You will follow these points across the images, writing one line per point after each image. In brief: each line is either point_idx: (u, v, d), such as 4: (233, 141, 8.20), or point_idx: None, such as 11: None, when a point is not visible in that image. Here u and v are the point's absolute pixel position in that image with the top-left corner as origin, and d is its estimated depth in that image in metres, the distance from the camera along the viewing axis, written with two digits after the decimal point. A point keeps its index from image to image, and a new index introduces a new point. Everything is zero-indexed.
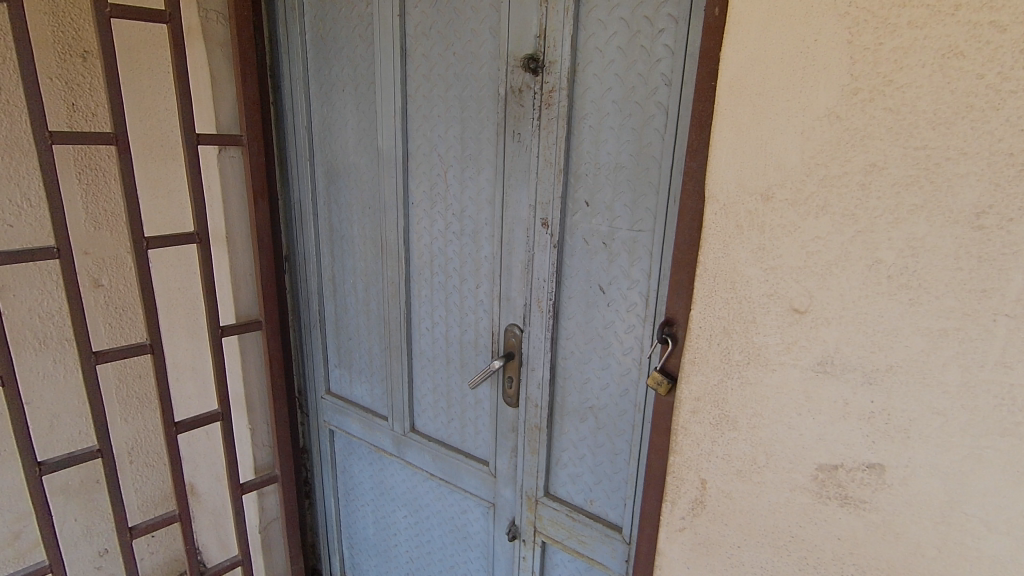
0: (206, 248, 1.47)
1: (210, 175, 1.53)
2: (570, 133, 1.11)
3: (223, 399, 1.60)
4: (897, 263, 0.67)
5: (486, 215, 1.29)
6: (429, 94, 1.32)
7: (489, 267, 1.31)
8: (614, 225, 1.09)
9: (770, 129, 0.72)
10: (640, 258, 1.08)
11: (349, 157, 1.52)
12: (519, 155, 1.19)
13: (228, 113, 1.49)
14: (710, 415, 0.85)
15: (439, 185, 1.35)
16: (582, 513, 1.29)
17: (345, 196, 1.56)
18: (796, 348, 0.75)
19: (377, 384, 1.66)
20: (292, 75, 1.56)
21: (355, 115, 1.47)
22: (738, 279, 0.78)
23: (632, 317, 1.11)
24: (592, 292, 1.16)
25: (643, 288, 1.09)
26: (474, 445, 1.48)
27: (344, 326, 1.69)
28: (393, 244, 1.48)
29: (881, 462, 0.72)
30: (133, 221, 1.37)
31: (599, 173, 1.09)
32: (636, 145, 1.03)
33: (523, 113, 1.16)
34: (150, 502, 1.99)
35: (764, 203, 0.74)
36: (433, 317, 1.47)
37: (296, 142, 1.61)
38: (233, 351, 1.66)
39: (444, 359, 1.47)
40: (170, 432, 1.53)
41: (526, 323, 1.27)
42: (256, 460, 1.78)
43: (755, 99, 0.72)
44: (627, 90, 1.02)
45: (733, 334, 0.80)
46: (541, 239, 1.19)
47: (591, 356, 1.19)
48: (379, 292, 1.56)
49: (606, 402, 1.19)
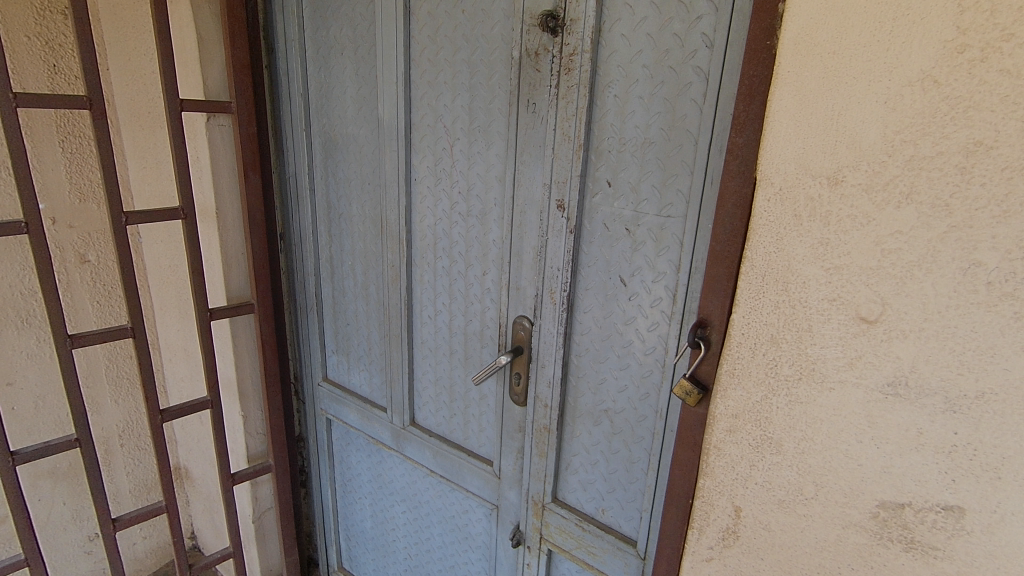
0: (191, 225, 1.36)
1: (198, 146, 1.41)
2: (592, 104, 0.98)
3: (212, 385, 1.51)
4: (1001, 267, 0.54)
5: (495, 194, 1.16)
6: (435, 59, 1.18)
7: (498, 251, 1.19)
8: (639, 208, 0.97)
9: (846, 96, 0.57)
10: (668, 247, 0.95)
11: (348, 127, 1.39)
12: (534, 128, 1.06)
13: (217, 78, 1.36)
14: (750, 435, 0.73)
15: (445, 160, 1.23)
16: (593, 523, 1.19)
17: (343, 170, 1.44)
18: (861, 364, 0.63)
19: (375, 373, 1.56)
20: (286, 36, 1.42)
21: (355, 81, 1.34)
22: (793, 280, 0.65)
23: (656, 314, 0.99)
24: (612, 284, 1.03)
25: (670, 281, 0.96)
26: (477, 443, 1.38)
27: (342, 310, 1.59)
28: (394, 225, 1.36)
29: (961, 504, 0.60)
30: (111, 194, 1.27)
31: (624, 150, 0.96)
32: (669, 117, 0.90)
33: (540, 79, 1.02)
34: (143, 485, 1.93)
35: (832, 187, 0.60)
36: (436, 305, 1.35)
37: (292, 111, 1.48)
38: (224, 334, 1.56)
39: (446, 350, 1.37)
40: (155, 420, 1.44)
41: (537, 316, 1.15)
42: (249, 448, 1.69)
43: (828, 58, 0.58)
44: (660, 52, 0.89)
45: (782, 345, 0.67)
46: (556, 223, 1.07)
47: (609, 355, 1.08)
48: (379, 276, 1.45)
49: (622, 406, 1.08)
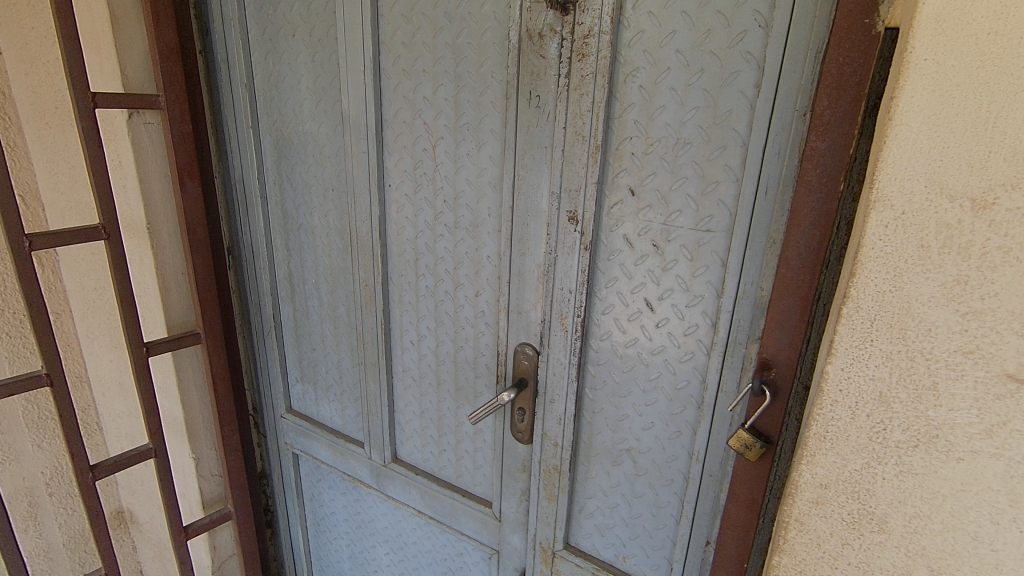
0: (117, 247, 1.12)
1: (120, 150, 1.17)
2: (611, 96, 0.81)
3: (155, 431, 1.28)
4: None
5: (490, 203, 0.99)
6: (410, 43, 0.99)
7: (494, 269, 1.02)
8: (671, 221, 0.81)
9: (1011, 93, 0.43)
10: (708, 267, 0.80)
11: (305, 124, 1.18)
12: (537, 126, 0.88)
13: (139, 66, 1.11)
14: (843, 510, 0.59)
15: (425, 163, 1.04)
16: (612, 572, 1.05)
17: (301, 173, 1.23)
18: (1003, 433, 0.50)
19: (348, 405, 1.37)
20: (223, 13, 1.18)
21: (311, 69, 1.12)
22: (914, 326, 0.51)
23: (691, 343, 0.85)
24: (636, 309, 0.88)
25: (709, 306, 0.81)
26: (472, 482, 1.22)
27: (306, 333, 1.38)
28: (366, 238, 1.16)
29: None
30: (9, 214, 1.02)
31: (651, 153, 0.80)
32: (710, 114, 0.75)
33: (545, 67, 0.85)
34: (79, 537, 1.67)
35: (978, 211, 0.46)
36: (419, 330, 1.17)
37: (234, 105, 1.24)
38: (166, 368, 1.33)
39: (433, 380, 1.19)
40: (85, 479, 1.20)
41: (543, 345, 0.99)
42: (204, 494, 1.47)
43: (988, 41, 0.43)
44: (700, 34, 0.73)
45: (894, 406, 0.54)
46: (567, 238, 0.90)
47: (631, 388, 0.93)
48: (349, 296, 1.25)
49: (648, 445, 0.94)
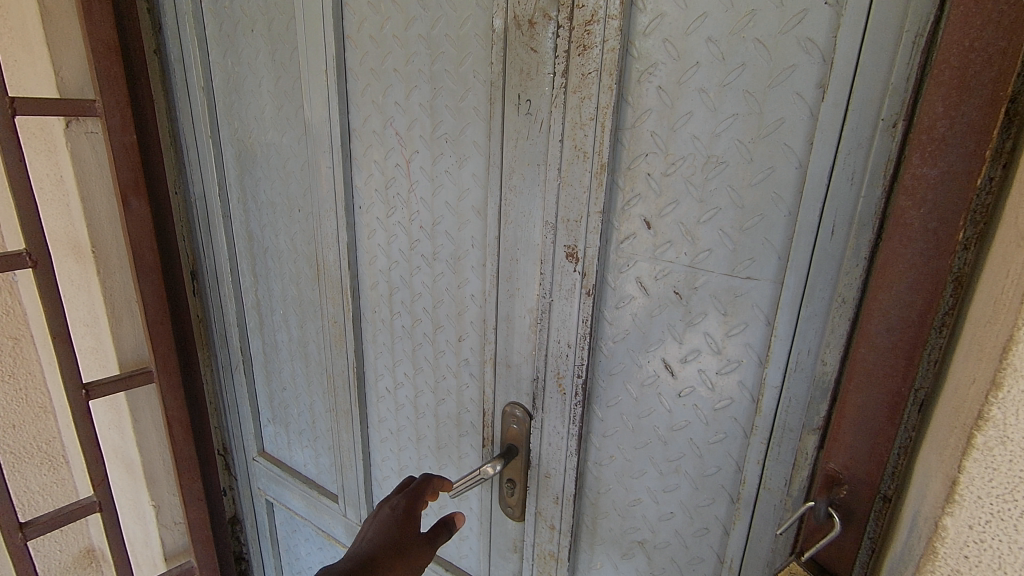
0: (47, 276, 0.97)
1: (59, 163, 1.01)
2: (621, 101, 0.63)
3: (100, 482, 1.12)
4: None
5: (473, 232, 0.80)
6: (379, 36, 0.81)
7: (479, 312, 0.84)
8: (697, 264, 0.62)
9: None
10: (746, 325, 0.60)
11: (268, 134, 1.01)
12: (529, 139, 0.70)
13: (75, 67, 0.96)
14: None
15: (399, 182, 0.86)
16: None
17: (264, 190, 1.06)
18: None
19: (322, 453, 1.20)
20: (177, 7, 1.03)
21: (271, 70, 0.96)
22: None
23: (722, 420, 0.65)
24: (650, 371, 0.69)
25: (747, 375, 0.62)
26: (458, 555, 1.03)
27: (276, 370, 1.22)
28: (334, 267, 0.99)
29: None
30: None
31: (672, 174, 0.61)
32: (753, 124, 0.55)
33: (537, 64, 0.67)
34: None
35: None
36: (395, 376, 1.00)
37: (192, 113, 1.09)
38: (120, 408, 1.18)
39: (412, 435, 1.01)
40: (15, 539, 1.06)
41: (535, 408, 0.81)
42: (166, 546, 1.31)
43: None
44: (740, 17, 0.54)
45: None
46: (566, 281, 0.71)
47: (644, 468, 0.73)
48: (319, 332, 1.08)
49: (666, 540, 0.74)
